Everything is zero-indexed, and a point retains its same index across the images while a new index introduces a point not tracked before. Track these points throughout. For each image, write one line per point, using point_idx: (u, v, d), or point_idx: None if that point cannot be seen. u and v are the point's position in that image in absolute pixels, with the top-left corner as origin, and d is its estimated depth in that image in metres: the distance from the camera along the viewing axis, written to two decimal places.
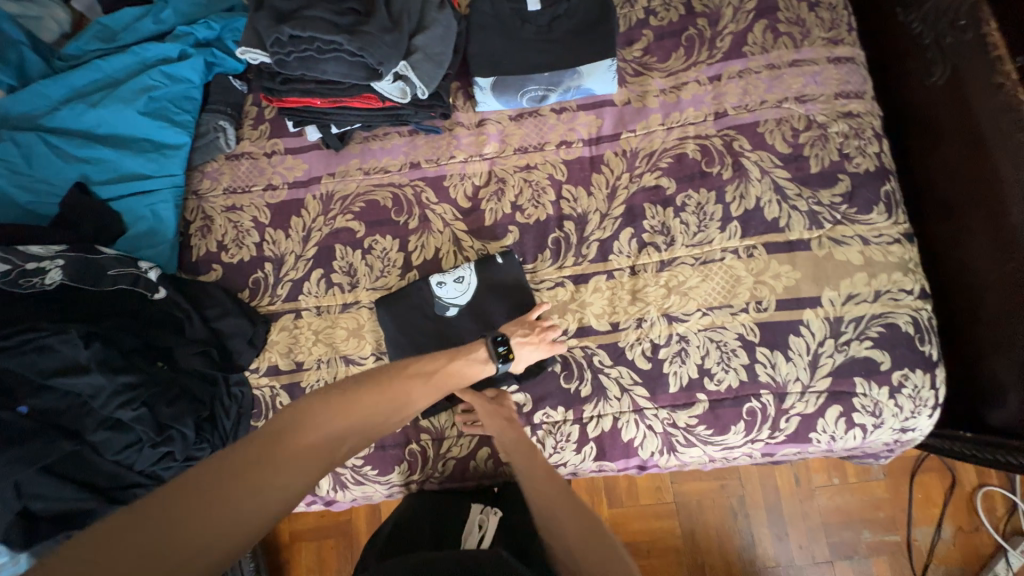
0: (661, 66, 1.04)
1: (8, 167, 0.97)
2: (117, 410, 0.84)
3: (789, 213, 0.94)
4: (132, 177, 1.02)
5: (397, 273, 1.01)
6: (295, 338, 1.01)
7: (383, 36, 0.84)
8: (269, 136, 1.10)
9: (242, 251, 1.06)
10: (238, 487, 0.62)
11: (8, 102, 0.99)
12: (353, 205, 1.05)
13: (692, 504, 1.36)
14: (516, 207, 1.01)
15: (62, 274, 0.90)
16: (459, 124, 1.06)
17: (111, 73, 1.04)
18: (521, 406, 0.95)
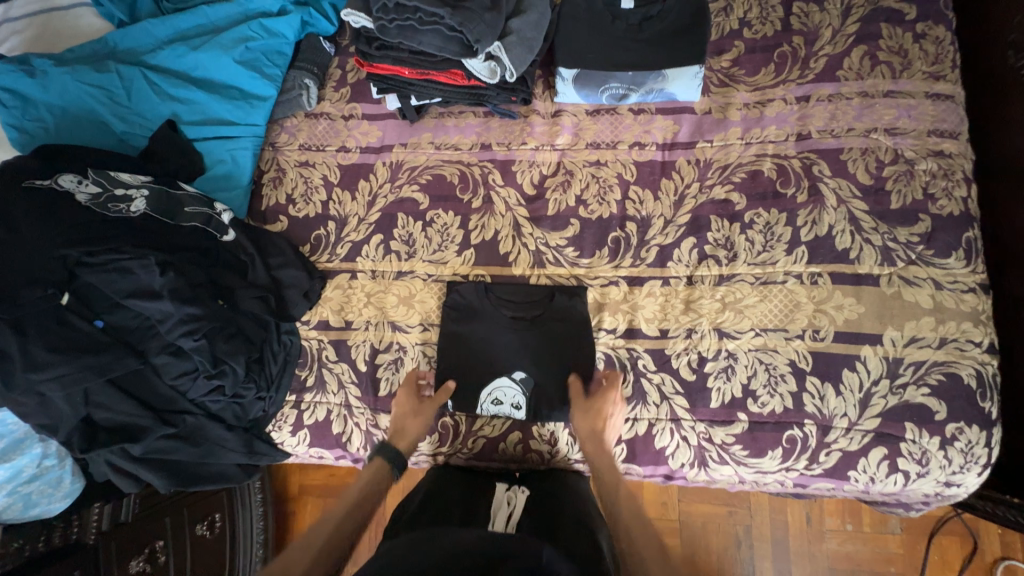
0: (749, 80, 1.02)
1: (109, 97, 1.02)
2: (181, 338, 0.88)
3: (861, 246, 0.91)
4: (219, 122, 1.07)
5: (454, 250, 1.03)
6: (348, 298, 1.04)
7: (483, 14, 0.85)
8: (349, 99, 1.13)
9: (309, 207, 1.09)
10: None
11: (117, 36, 1.05)
12: (419, 177, 1.07)
13: (697, 526, 1.34)
14: (580, 200, 1.02)
15: (146, 204, 0.95)
16: (535, 112, 1.07)
17: (214, 21, 1.08)
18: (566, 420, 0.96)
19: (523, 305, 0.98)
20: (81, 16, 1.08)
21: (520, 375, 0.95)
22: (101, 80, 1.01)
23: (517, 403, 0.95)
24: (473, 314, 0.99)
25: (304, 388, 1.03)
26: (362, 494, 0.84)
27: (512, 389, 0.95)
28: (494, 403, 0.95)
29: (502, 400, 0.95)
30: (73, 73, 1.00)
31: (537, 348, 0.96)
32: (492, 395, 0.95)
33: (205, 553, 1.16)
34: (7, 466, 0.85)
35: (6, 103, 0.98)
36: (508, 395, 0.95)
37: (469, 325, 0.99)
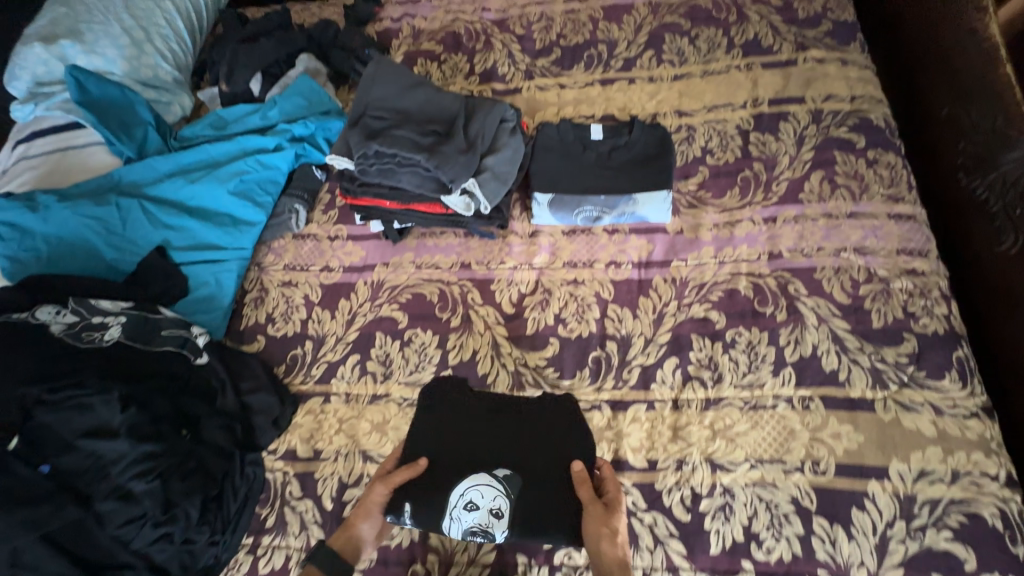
0: (716, 202, 1.06)
1: (104, 226, 1.06)
2: (133, 480, 0.83)
3: (849, 367, 0.88)
4: (209, 247, 1.10)
5: (431, 370, 1.00)
6: (319, 424, 0.99)
7: (458, 157, 0.91)
8: (335, 222, 1.18)
9: (287, 325, 1.09)
10: None
11: (122, 172, 1.12)
12: (399, 296, 1.08)
13: None
14: (559, 319, 1.01)
15: (120, 331, 0.94)
16: (513, 233, 1.11)
17: (213, 155, 1.14)
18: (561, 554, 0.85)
19: (499, 398, 0.92)
20: (91, 154, 1.17)
21: (503, 473, 0.83)
22: (98, 212, 1.06)
23: (497, 510, 0.81)
24: (455, 405, 0.92)
25: (263, 529, 0.93)
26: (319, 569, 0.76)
27: (491, 489, 0.82)
28: (469, 506, 0.81)
29: (483, 503, 0.81)
30: (74, 207, 1.05)
31: (519, 434, 0.87)
32: (467, 495, 0.82)
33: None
34: None
35: (5, 236, 1.03)
36: (488, 496, 0.82)
37: (443, 416, 0.90)
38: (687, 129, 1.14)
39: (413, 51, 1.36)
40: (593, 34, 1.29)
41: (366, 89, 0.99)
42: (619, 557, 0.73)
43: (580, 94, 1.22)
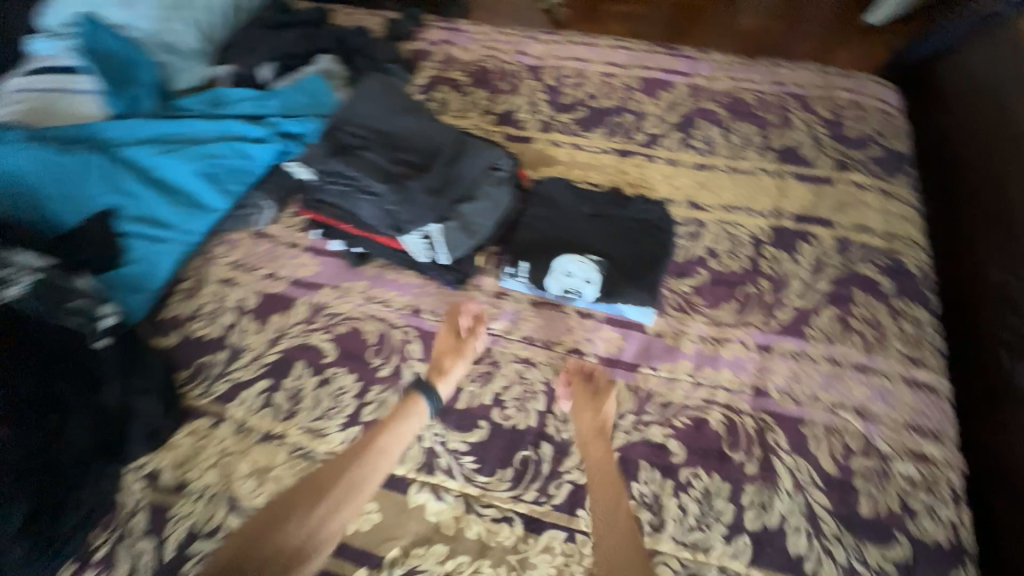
0: (708, 311, 0.93)
1: (59, 175, 0.99)
2: None
3: (819, 558, 0.71)
4: (157, 223, 1.02)
5: (339, 422, 0.87)
6: (198, 449, 0.86)
7: (424, 199, 0.81)
8: (299, 229, 1.09)
9: (210, 327, 0.98)
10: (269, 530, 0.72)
11: (102, 126, 1.07)
12: (336, 326, 0.97)
13: None
14: (497, 400, 0.88)
15: (19, 291, 0.82)
16: (478, 288, 0.99)
17: (196, 133, 1.08)
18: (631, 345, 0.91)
19: (597, 208, 1.02)
20: (82, 103, 1.13)
21: (595, 257, 0.93)
22: (59, 160, 0.99)
23: (590, 279, 0.92)
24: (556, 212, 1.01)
25: (89, 560, 0.78)
26: (386, 432, 0.84)
27: (586, 267, 0.92)
28: (567, 275, 0.92)
29: (576, 274, 0.92)
30: (30, 149, 0.98)
31: (616, 237, 0.98)
32: (566, 265, 0.93)
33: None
34: None
35: None
36: (583, 269, 0.92)
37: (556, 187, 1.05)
38: (695, 225, 1.02)
39: (437, 77, 1.31)
40: (623, 102, 1.21)
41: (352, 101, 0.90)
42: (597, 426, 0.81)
43: (592, 158, 1.13)
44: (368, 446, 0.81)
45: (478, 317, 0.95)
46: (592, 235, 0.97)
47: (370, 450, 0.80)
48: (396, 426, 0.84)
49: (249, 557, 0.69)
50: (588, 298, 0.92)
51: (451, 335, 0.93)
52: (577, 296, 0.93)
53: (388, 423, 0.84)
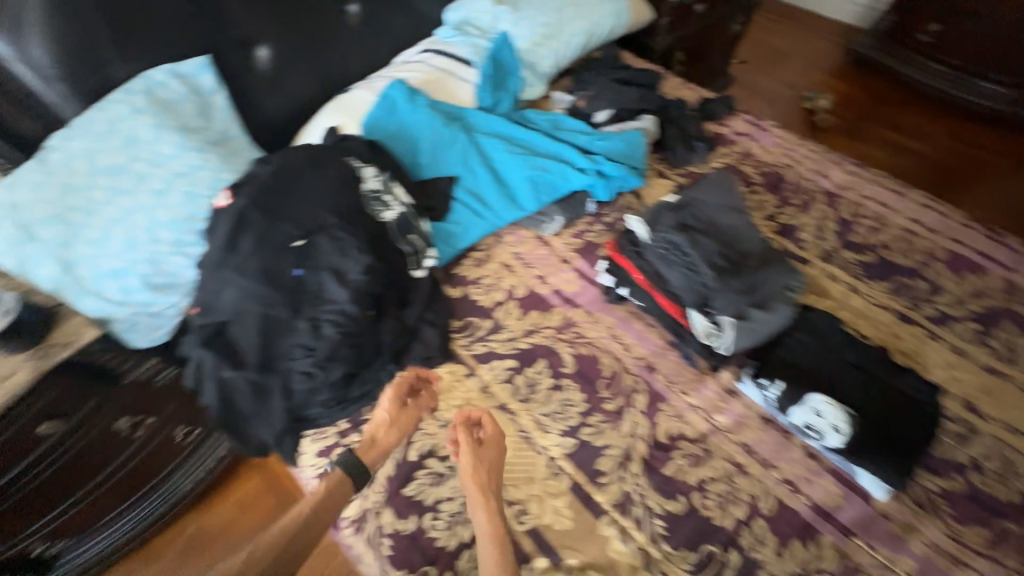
0: (952, 524, 0.88)
1: (436, 140, 1.31)
2: (329, 323, 1.00)
3: None
4: (481, 200, 1.27)
5: (560, 428, 1.01)
6: (451, 387, 1.07)
7: (733, 292, 0.91)
8: (574, 249, 1.26)
9: (484, 296, 1.20)
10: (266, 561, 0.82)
11: (472, 113, 1.37)
12: (579, 345, 1.12)
13: None
14: (701, 486, 0.93)
15: (392, 217, 1.15)
16: (713, 376, 1.05)
17: (534, 144, 1.31)
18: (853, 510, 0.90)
19: (866, 361, 1.01)
20: (461, 88, 1.45)
21: (848, 409, 0.94)
22: (441, 130, 1.31)
23: (837, 428, 0.92)
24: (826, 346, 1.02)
25: (359, 426, 1.03)
26: (319, 504, 0.90)
27: (836, 414, 0.93)
28: (814, 413, 0.93)
29: (824, 416, 0.93)
30: (429, 116, 1.32)
31: (879, 399, 0.96)
32: (817, 404, 0.94)
33: (112, 443, 1.37)
34: (151, 296, 1.18)
35: (382, 104, 1.34)
36: (833, 415, 0.92)
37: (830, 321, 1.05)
38: (965, 428, 0.96)
39: (732, 166, 1.40)
40: (920, 267, 1.18)
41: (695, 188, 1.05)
42: (472, 464, 0.90)
43: (868, 308, 1.12)
44: (309, 512, 0.89)
45: (476, 421, 0.99)
46: (852, 384, 0.97)
47: (308, 521, 0.88)
48: (318, 507, 0.90)
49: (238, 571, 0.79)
50: (828, 444, 0.93)
51: (404, 386, 1.03)
52: (815, 435, 0.94)
53: (303, 505, 0.90)
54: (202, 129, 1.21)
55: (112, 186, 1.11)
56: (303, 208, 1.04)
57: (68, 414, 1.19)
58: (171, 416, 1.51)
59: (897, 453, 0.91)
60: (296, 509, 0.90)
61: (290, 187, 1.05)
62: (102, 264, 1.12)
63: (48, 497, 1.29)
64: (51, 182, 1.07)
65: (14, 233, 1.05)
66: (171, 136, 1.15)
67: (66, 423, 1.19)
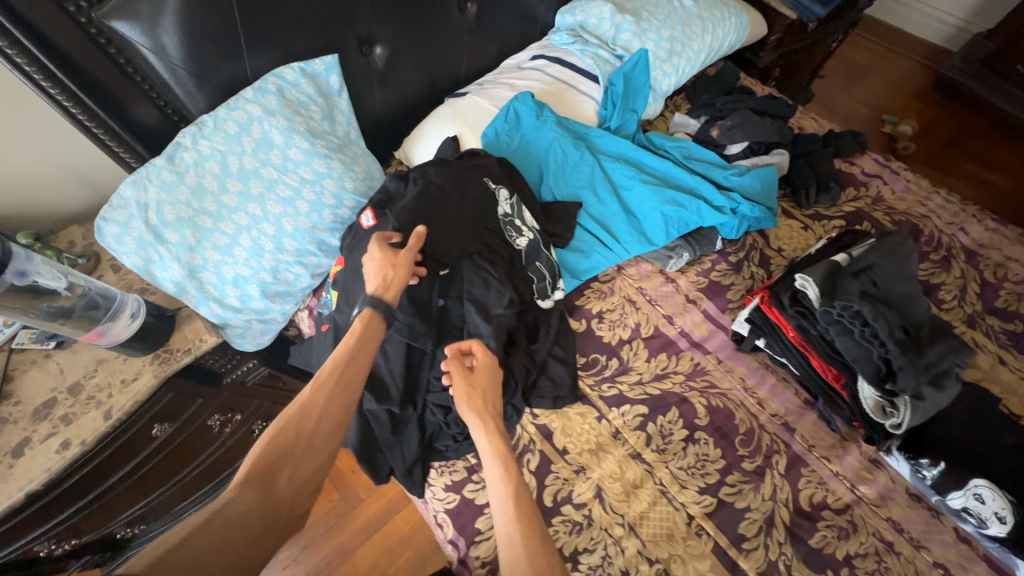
0: None
1: (562, 161, 1.25)
2: None
3: None
4: (608, 231, 1.20)
5: (699, 485, 0.97)
6: (581, 430, 1.03)
7: (916, 371, 0.86)
8: (700, 289, 1.21)
9: (609, 332, 1.15)
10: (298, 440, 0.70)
11: (599, 134, 1.30)
12: (712, 396, 1.07)
13: None
14: (850, 563, 0.90)
15: (524, 244, 1.08)
16: (856, 443, 1.01)
17: (665, 173, 1.25)
18: None
19: None
20: (583, 103, 1.38)
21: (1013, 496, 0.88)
22: (568, 150, 1.24)
23: (1002, 516, 0.87)
24: (986, 427, 0.97)
25: None
26: (352, 345, 0.78)
27: (999, 500, 0.88)
28: (973, 498, 0.90)
29: (986, 503, 0.89)
30: (558, 134, 1.25)
31: None
32: (975, 490, 0.90)
33: (201, 442, 1.31)
34: (268, 304, 1.15)
35: (507, 117, 1.28)
36: (994, 502, 0.88)
37: (984, 398, 1.01)
38: None
39: (864, 210, 1.32)
40: None
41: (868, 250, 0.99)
42: (471, 401, 0.84)
43: (1020, 383, 1.06)
44: (348, 347, 0.78)
45: (468, 348, 0.91)
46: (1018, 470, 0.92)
47: (348, 355, 0.77)
48: (347, 341, 0.79)
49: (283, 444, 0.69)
50: (994, 531, 0.88)
51: (491, 361, 0.91)
52: (974, 521, 0.91)
53: (343, 345, 0.78)
54: (327, 134, 1.15)
55: (243, 192, 1.05)
56: (447, 234, 1.00)
57: (176, 416, 1.17)
58: (253, 412, 1.45)
59: None
60: (338, 351, 0.78)
61: (438, 210, 1.00)
62: (226, 271, 1.07)
63: (135, 496, 1.21)
64: (182, 183, 1.00)
65: (144, 235, 0.99)
66: (301, 142, 1.09)
67: (173, 423, 1.17)
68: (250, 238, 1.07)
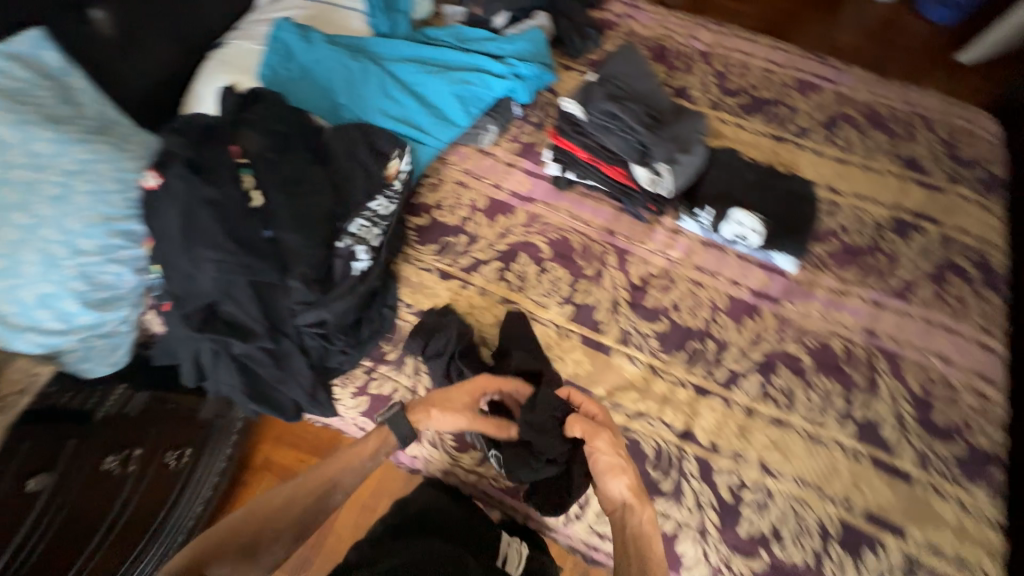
0: (837, 270, 1.21)
1: (349, 78, 1.27)
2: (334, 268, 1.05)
3: (903, 441, 1.02)
4: (416, 127, 1.28)
5: (557, 300, 1.16)
6: (453, 300, 1.16)
7: (664, 142, 1.16)
8: (516, 154, 1.34)
9: (450, 217, 1.26)
10: (264, 526, 0.84)
11: (375, 41, 1.33)
12: (549, 233, 1.25)
13: None
14: (674, 306, 1.17)
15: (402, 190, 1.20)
16: (660, 223, 1.26)
17: (448, 61, 1.35)
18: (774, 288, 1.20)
19: (762, 177, 1.29)
20: (352, 18, 1.38)
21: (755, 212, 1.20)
22: (350, 66, 1.27)
23: (755, 229, 1.18)
24: (734, 175, 1.28)
25: (383, 359, 1.10)
26: (354, 456, 0.92)
27: (751, 220, 1.18)
28: (737, 224, 1.19)
29: (745, 224, 1.18)
30: (334, 53, 1.27)
31: (774, 203, 1.25)
32: (737, 218, 1.19)
33: (100, 494, 1.06)
34: (96, 315, 1.05)
35: (277, 50, 1.26)
36: (751, 221, 1.18)
37: (729, 156, 1.30)
38: (832, 204, 1.30)
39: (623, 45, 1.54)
40: (781, 97, 1.47)
41: (614, 63, 1.27)
42: (610, 453, 0.87)
43: (753, 138, 1.39)
44: (353, 463, 0.91)
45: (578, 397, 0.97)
46: (753, 196, 1.25)
47: (347, 469, 0.90)
48: (350, 453, 0.92)
49: (245, 524, 0.84)
50: (752, 243, 1.20)
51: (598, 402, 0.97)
52: (742, 241, 1.21)
53: (348, 463, 0.90)
54: (76, 117, 1.04)
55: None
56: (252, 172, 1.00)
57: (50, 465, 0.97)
58: (158, 440, 1.21)
59: (796, 234, 1.21)
60: (344, 455, 0.92)
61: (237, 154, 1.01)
62: (25, 293, 0.98)
63: None
64: None
65: None
66: (43, 132, 0.98)
67: (53, 473, 0.97)
68: (34, 250, 0.97)
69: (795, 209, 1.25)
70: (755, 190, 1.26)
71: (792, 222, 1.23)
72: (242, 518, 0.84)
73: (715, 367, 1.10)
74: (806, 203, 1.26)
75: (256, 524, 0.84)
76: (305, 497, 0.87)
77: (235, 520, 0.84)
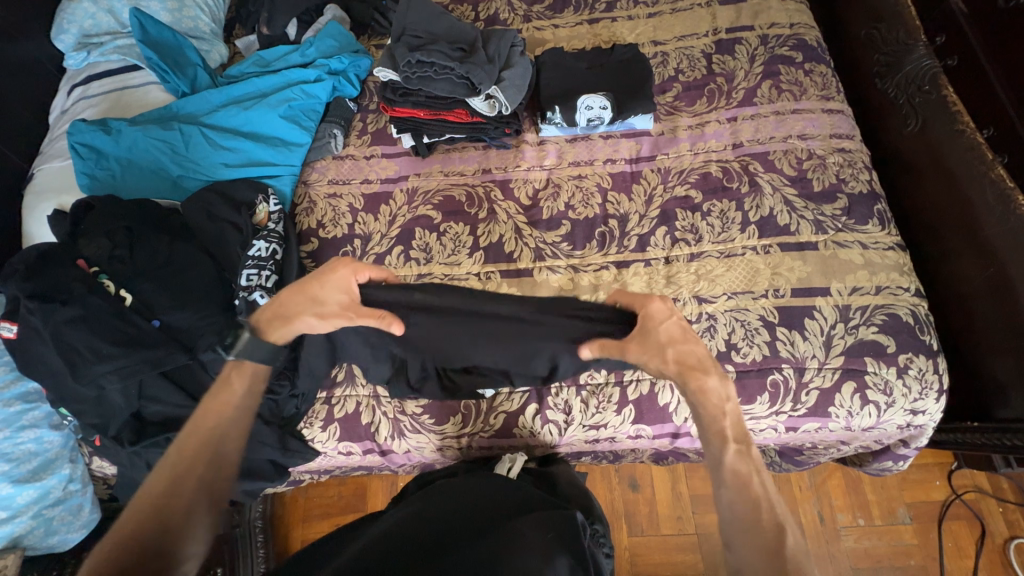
0: (689, 109, 1.29)
1: (171, 148, 1.22)
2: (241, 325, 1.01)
3: (798, 221, 1.12)
4: (261, 163, 1.25)
5: (465, 254, 1.19)
6: None
7: (483, 66, 1.20)
8: (369, 144, 1.33)
9: (337, 229, 1.23)
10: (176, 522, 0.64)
11: (180, 104, 1.28)
12: (432, 198, 1.25)
13: None
14: (569, 206, 1.22)
15: (281, 221, 1.14)
16: (524, 143, 1.31)
17: (262, 89, 1.32)
18: (643, 150, 1.27)
19: (591, 60, 1.34)
20: (149, 92, 1.33)
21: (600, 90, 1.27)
22: (166, 136, 1.22)
23: (604, 106, 1.25)
24: (565, 68, 1.32)
25: (334, 384, 1.09)
26: (219, 398, 0.74)
27: (598, 100, 1.25)
28: (587, 109, 1.25)
29: (593, 106, 1.25)
30: (143, 131, 1.21)
31: (611, 76, 1.30)
32: (585, 103, 1.25)
33: None
34: (38, 486, 0.98)
35: (83, 156, 1.20)
36: (597, 100, 1.25)
37: (554, 54, 1.34)
38: (661, 55, 1.37)
39: None
40: None
41: (402, 15, 1.27)
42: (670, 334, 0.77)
43: (571, 32, 1.45)
44: (229, 404, 0.74)
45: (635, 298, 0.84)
46: (589, 78, 1.30)
47: (227, 412, 0.73)
48: (215, 402, 0.73)
49: (149, 533, 0.63)
50: (607, 120, 1.26)
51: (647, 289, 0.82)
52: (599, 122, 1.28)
53: (218, 408, 0.73)
54: None
55: None
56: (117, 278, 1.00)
57: None
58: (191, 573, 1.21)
59: (640, 91, 1.26)
60: (209, 405, 0.73)
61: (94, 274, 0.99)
62: None
63: None
64: None
65: None
66: None
67: None
68: None
69: (629, 71, 1.30)
70: (589, 72, 1.31)
71: (631, 83, 1.28)
72: (131, 526, 0.63)
73: (624, 240, 1.17)
74: (638, 61, 1.31)
75: (146, 526, 0.63)
76: (200, 465, 0.68)
77: (124, 535, 0.62)
